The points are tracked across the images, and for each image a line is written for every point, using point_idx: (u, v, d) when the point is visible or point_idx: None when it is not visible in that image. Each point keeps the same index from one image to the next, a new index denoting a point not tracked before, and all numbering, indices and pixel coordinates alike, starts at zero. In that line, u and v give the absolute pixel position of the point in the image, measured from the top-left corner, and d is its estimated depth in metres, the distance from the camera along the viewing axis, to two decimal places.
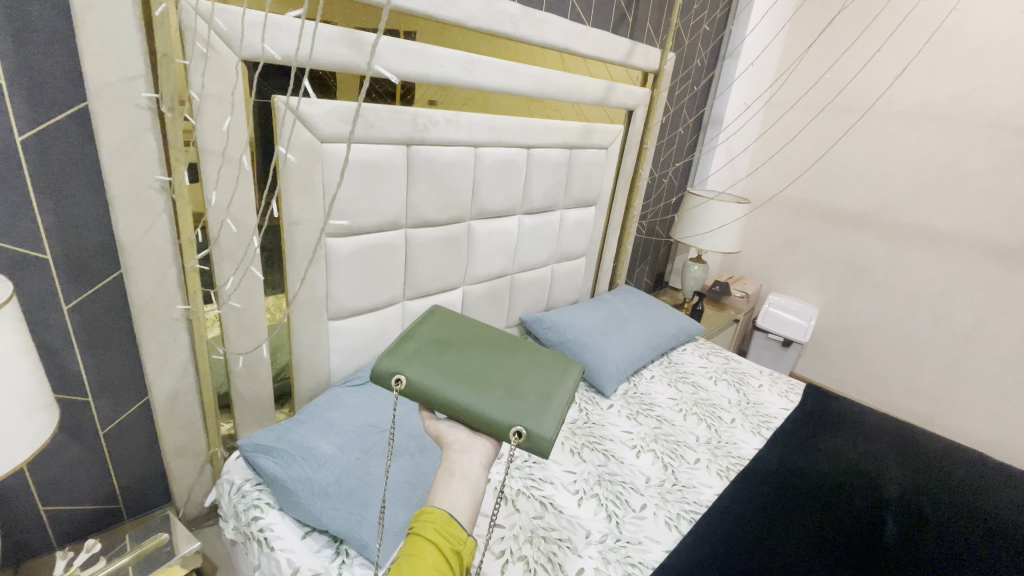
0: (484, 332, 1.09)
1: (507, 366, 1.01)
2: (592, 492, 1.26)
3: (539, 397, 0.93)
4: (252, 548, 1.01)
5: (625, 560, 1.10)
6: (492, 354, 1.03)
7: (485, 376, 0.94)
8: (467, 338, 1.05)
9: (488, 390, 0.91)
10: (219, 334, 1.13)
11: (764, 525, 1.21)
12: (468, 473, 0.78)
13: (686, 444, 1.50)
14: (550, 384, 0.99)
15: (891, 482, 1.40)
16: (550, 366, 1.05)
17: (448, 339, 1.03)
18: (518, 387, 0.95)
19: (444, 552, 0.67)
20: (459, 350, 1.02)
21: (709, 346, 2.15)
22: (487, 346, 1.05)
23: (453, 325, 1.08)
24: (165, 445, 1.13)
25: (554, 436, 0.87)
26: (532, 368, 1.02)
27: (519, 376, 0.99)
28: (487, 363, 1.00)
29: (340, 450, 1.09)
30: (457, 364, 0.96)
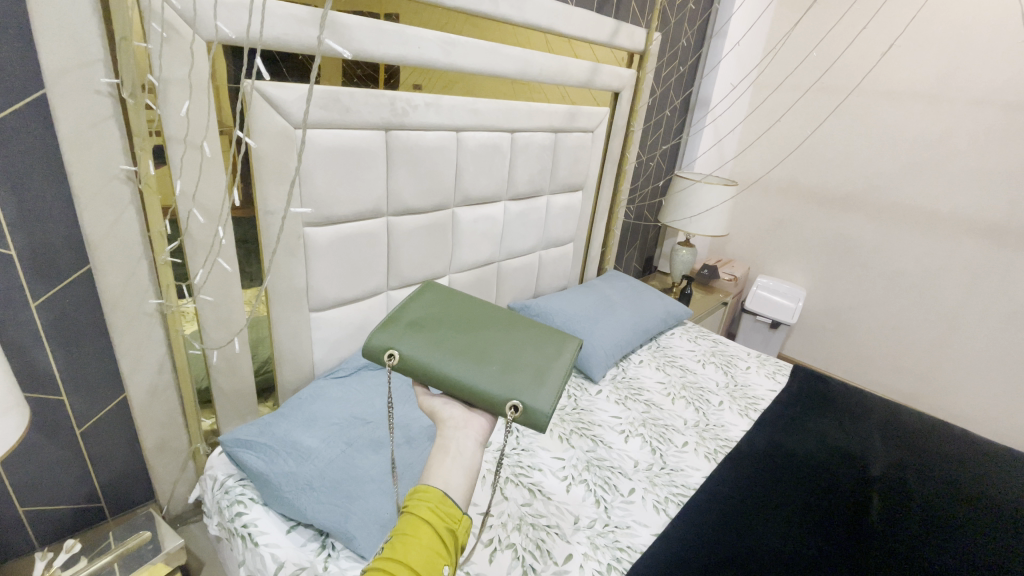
0: (481, 306, 1.07)
1: (505, 340, 0.99)
2: (581, 478, 1.27)
3: (536, 371, 0.92)
4: (236, 544, 0.99)
5: (613, 545, 1.11)
6: (489, 327, 1.02)
7: (481, 351, 0.94)
8: (463, 313, 1.04)
9: (484, 363, 0.90)
10: (196, 329, 1.10)
11: (751, 505, 1.23)
12: (463, 450, 0.78)
13: (674, 428, 1.51)
14: (549, 357, 0.98)
15: (877, 462, 1.42)
16: (549, 339, 1.04)
17: (443, 314, 1.02)
18: (515, 359, 0.94)
19: (439, 530, 0.67)
20: (455, 324, 1.00)
21: (698, 329, 2.15)
22: (484, 319, 1.03)
23: (448, 300, 1.06)
24: (146, 443, 1.11)
25: (551, 411, 0.87)
26: (530, 342, 1.00)
27: (518, 350, 0.98)
28: (485, 337, 0.99)
29: (324, 443, 1.08)
30: (454, 339, 0.95)
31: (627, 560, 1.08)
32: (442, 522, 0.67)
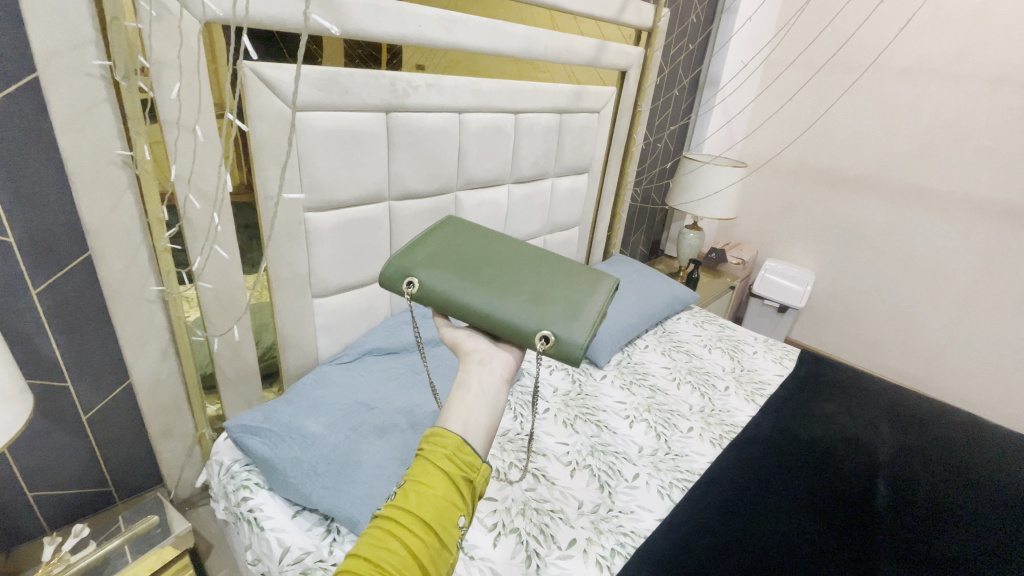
0: (508, 237, 1.01)
1: (534, 272, 0.95)
2: (584, 463, 1.26)
3: (569, 303, 0.89)
4: (242, 528, 1.00)
5: (617, 530, 1.11)
6: (517, 258, 0.97)
7: (508, 281, 0.90)
8: (489, 243, 0.99)
9: (512, 293, 0.87)
10: (198, 317, 1.10)
11: (755, 490, 1.22)
12: (485, 388, 0.72)
13: (679, 413, 1.50)
14: (582, 290, 0.93)
15: (884, 448, 1.41)
16: (582, 272, 0.98)
17: (467, 243, 0.97)
18: (545, 291, 0.90)
19: (455, 480, 0.62)
20: (480, 254, 0.96)
21: (704, 314, 2.13)
22: (511, 250, 0.98)
23: (471, 230, 1.00)
24: (151, 429, 1.11)
25: (585, 343, 0.84)
26: (561, 275, 0.96)
27: (548, 281, 0.94)
28: (512, 267, 0.94)
29: (329, 429, 1.08)
30: (479, 270, 0.91)
31: (630, 545, 1.08)
32: (458, 471, 0.63)
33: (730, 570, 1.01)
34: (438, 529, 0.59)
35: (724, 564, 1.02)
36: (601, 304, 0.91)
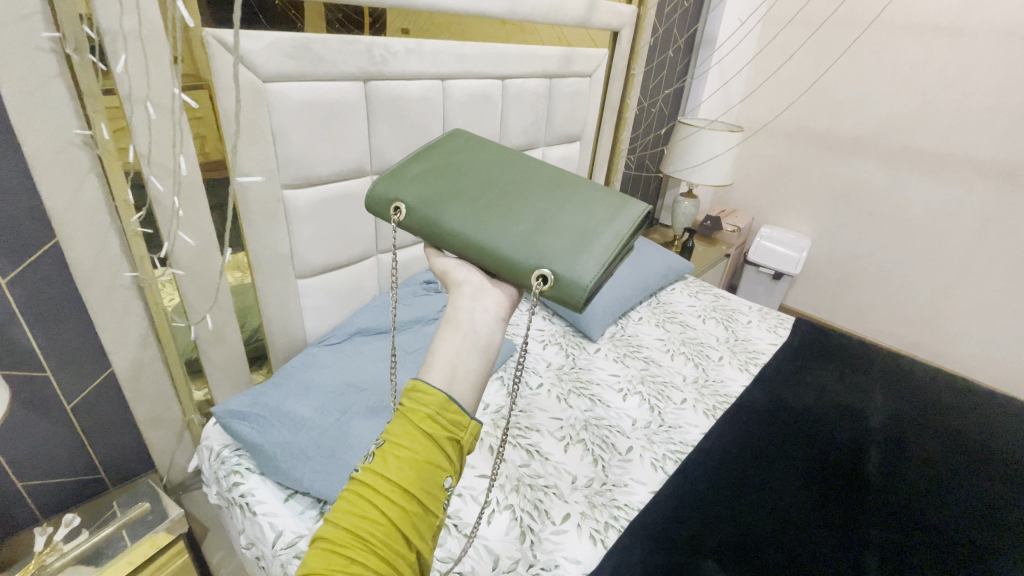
0: (519, 158, 0.91)
1: (541, 198, 0.84)
2: (578, 437, 1.26)
3: (577, 236, 0.78)
4: (235, 513, 1.00)
5: (611, 503, 1.11)
6: (525, 182, 0.86)
7: (510, 210, 0.81)
8: (495, 166, 0.89)
9: (511, 223, 0.78)
10: (178, 303, 1.06)
11: (749, 459, 1.23)
12: (476, 327, 0.69)
13: (673, 384, 1.49)
14: (598, 219, 0.81)
15: (876, 414, 1.42)
16: (603, 202, 0.85)
17: (469, 166, 0.88)
18: (552, 221, 0.80)
19: (438, 440, 0.60)
20: (482, 179, 0.87)
21: (698, 283, 2.11)
22: (520, 175, 0.87)
23: (477, 151, 0.91)
24: (138, 416, 1.09)
25: (592, 284, 0.73)
26: (576, 202, 0.84)
27: (557, 210, 0.82)
28: (516, 193, 0.84)
29: (318, 412, 1.07)
30: (477, 196, 0.83)
31: (624, 518, 1.08)
32: (443, 432, 0.60)
33: (721, 539, 1.02)
34: (420, 493, 0.57)
35: (716, 533, 1.03)
36: (618, 239, 0.78)
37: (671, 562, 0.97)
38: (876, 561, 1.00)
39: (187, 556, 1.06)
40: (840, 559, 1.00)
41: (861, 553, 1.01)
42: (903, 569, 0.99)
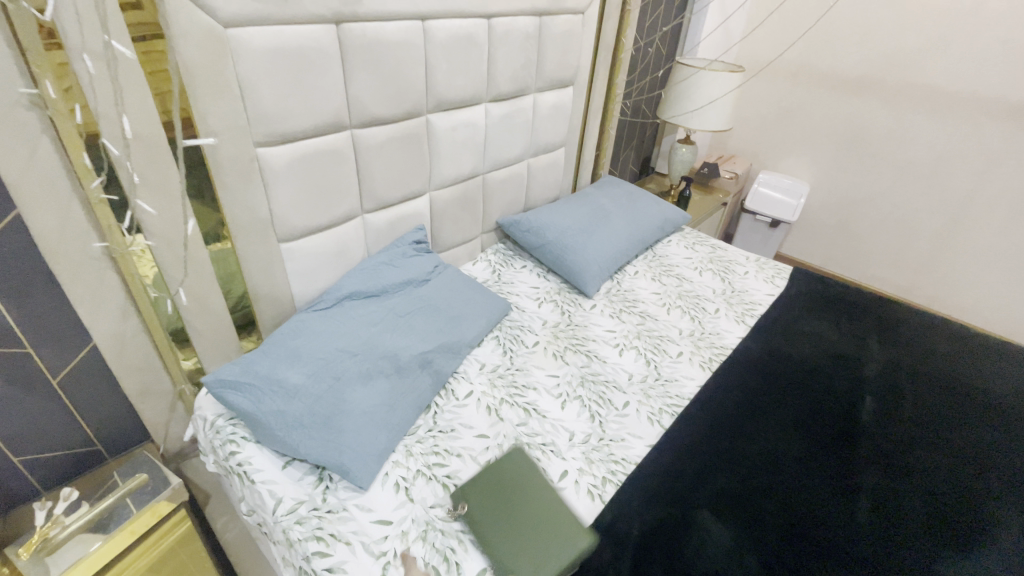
0: (545, 496, 0.96)
1: (522, 516, 0.92)
2: (575, 394, 1.25)
3: (520, 548, 0.87)
4: (234, 481, 0.99)
5: (608, 458, 1.11)
6: (527, 502, 0.95)
7: (493, 517, 0.92)
8: (521, 486, 0.97)
9: (489, 524, 0.91)
10: (155, 273, 1.02)
11: (745, 411, 1.24)
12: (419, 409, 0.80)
13: (669, 338, 1.48)
14: (550, 542, 0.88)
15: (871, 364, 1.43)
16: (565, 532, 0.90)
17: (502, 483, 0.97)
18: (512, 534, 0.89)
19: None
20: (503, 491, 0.96)
21: (695, 234, 2.07)
22: (532, 493, 0.97)
23: (524, 478, 0.99)
24: (127, 389, 1.06)
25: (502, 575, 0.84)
26: (548, 531, 0.90)
27: (527, 526, 0.90)
28: (511, 507, 0.93)
29: (311, 379, 1.04)
30: (488, 497, 0.94)
31: (622, 472, 1.09)
32: None
33: (718, 490, 1.04)
34: None
35: (712, 485, 1.05)
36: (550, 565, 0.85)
37: (668, 513, 0.99)
38: (867, 508, 1.03)
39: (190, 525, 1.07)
40: (831, 506, 1.02)
41: (853, 500, 1.04)
42: (891, 514, 1.02)
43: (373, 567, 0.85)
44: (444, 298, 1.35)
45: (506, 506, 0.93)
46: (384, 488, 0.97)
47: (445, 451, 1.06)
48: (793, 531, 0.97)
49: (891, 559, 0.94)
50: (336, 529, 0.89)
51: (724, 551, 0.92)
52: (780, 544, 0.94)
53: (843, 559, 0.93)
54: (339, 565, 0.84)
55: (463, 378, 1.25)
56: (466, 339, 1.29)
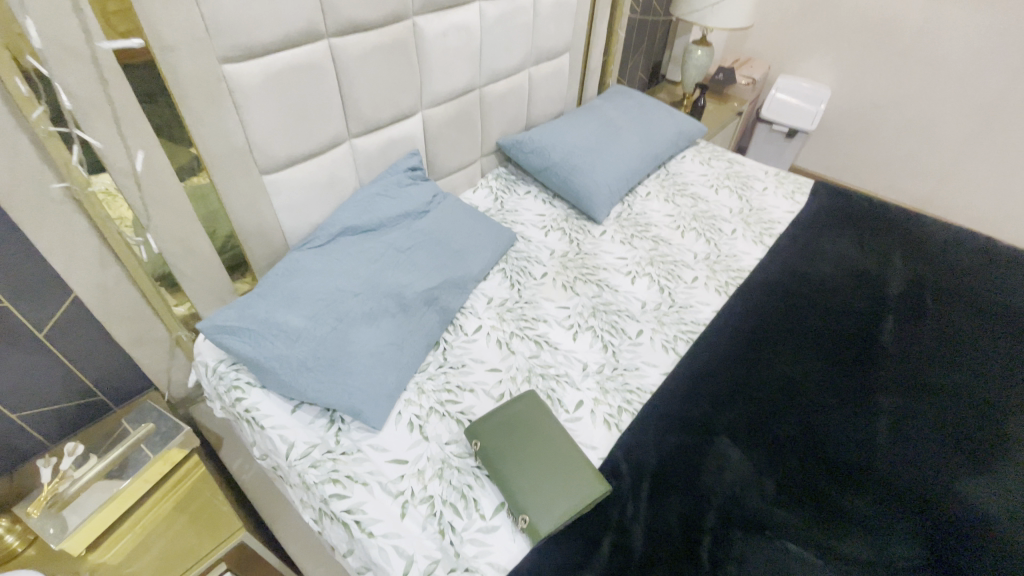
0: (558, 439, 0.91)
1: (537, 467, 0.87)
2: (587, 324, 1.19)
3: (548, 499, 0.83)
4: (243, 426, 0.97)
5: (623, 388, 1.08)
6: (542, 449, 0.89)
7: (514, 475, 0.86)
8: (534, 433, 0.91)
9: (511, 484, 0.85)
10: (129, 216, 0.93)
11: (763, 336, 1.20)
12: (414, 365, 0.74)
13: (684, 263, 1.41)
14: (571, 492, 0.84)
15: (894, 283, 1.37)
16: (583, 479, 0.86)
17: (514, 431, 0.91)
18: (538, 488, 0.85)
19: None
20: (517, 443, 0.90)
21: (710, 149, 1.93)
22: (546, 440, 0.91)
23: (535, 425, 0.93)
24: (119, 338, 1.01)
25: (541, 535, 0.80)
26: (564, 478, 0.86)
27: (547, 479, 0.86)
28: (527, 459, 0.88)
29: (312, 321, 0.98)
30: (505, 454, 0.88)
31: (638, 402, 1.05)
32: None
33: (735, 417, 1.02)
34: None
35: (729, 412, 1.03)
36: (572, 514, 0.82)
37: (685, 442, 0.97)
38: (886, 429, 1.01)
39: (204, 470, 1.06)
40: (850, 429, 1.01)
41: (872, 422, 1.03)
42: (910, 434, 1.01)
43: (392, 506, 0.84)
44: (445, 229, 1.26)
45: (521, 458, 0.87)
46: (397, 428, 0.95)
47: (457, 388, 1.03)
48: (811, 454, 0.96)
49: (909, 478, 0.93)
50: (352, 471, 0.88)
51: (742, 478, 0.92)
52: (797, 467, 0.94)
53: (861, 480, 0.93)
54: (357, 506, 0.83)
55: (471, 314, 1.19)
56: (471, 273, 1.22)
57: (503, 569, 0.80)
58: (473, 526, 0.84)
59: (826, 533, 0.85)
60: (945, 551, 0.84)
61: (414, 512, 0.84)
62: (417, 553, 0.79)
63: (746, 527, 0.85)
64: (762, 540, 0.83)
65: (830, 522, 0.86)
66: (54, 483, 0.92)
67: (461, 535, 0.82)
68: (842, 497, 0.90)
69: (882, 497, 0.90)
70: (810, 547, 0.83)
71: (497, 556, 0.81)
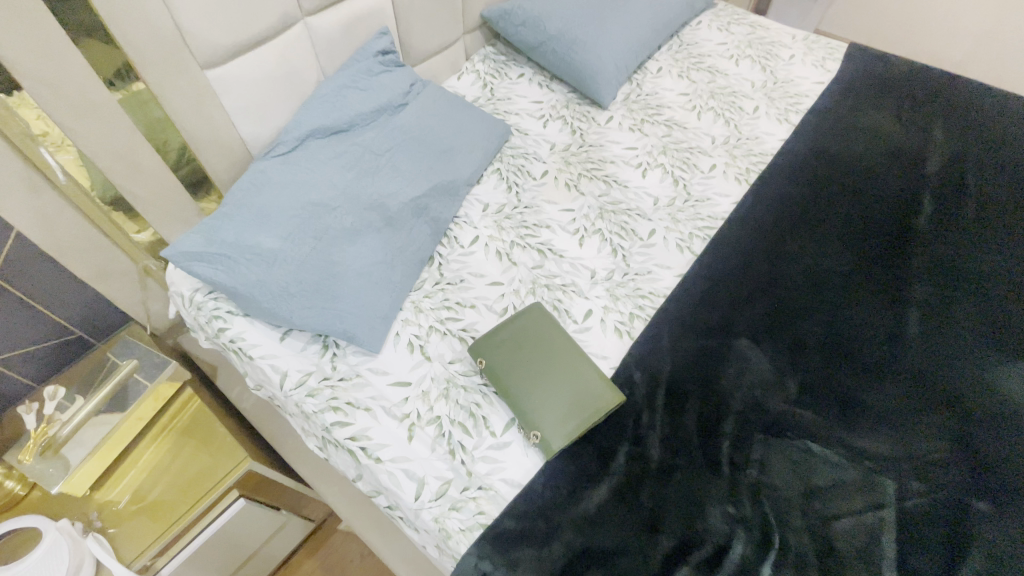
0: (568, 352, 0.85)
1: (549, 382, 0.82)
2: (594, 227, 1.08)
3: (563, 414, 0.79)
4: (232, 357, 0.91)
5: (635, 294, 1.00)
6: (553, 364, 0.84)
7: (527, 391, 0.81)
8: (544, 348, 0.85)
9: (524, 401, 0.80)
10: (48, 128, 0.77)
11: (787, 227, 1.10)
12: None
13: (701, 150, 1.25)
14: (586, 404, 0.80)
15: (934, 158, 1.23)
16: (597, 391, 0.82)
17: (523, 348, 0.85)
18: (551, 403, 0.80)
19: None
20: (526, 359, 0.84)
21: (730, 11, 1.66)
22: (557, 355, 0.85)
23: (544, 340, 0.86)
24: (78, 272, 0.92)
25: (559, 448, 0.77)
26: (578, 391, 0.81)
27: (561, 393, 0.81)
28: (538, 375, 0.82)
29: (289, 242, 0.87)
30: (515, 371, 0.83)
31: (651, 307, 0.98)
32: None
33: (756, 318, 0.96)
34: None
35: (750, 312, 0.96)
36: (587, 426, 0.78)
37: (702, 346, 0.92)
38: (916, 320, 0.95)
39: (200, 404, 1.03)
40: (879, 322, 0.95)
41: (902, 314, 0.96)
42: (942, 324, 0.95)
43: (398, 430, 0.81)
44: (429, 126, 1.10)
45: (532, 374, 0.82)
46: (397, 350, 0.89)
47: (456, 305, 0.96)
48: (836, 352, 0.91)
49: (938, 370, 0.89)
50: (353, 398, 0.83)
51: (763, 379, 0.87)
52: (821, 366, 0.89)
53: (887, 374, 0.89)
54: (362, 433, 0.80)
55: (466, 223, 1.08)
56: (462, 176, 1.09)
57: (518, 484, 0.78)
58: (484, 444, 0.81)
59: (849, 430, 0.82)
60: (970, 441, 0.81)
61: (422, 434, 0.80)
62: (428, 475, 0.77)
63: (766, 429, 0.82)
64: (783, 441, 0.81)
65: (853, 419, 0.83)
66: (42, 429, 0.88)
67: (472, 454, 0.80)
68: (867, 393, 0.86)
69: (909, 391, 0.87)
70: (832, 445, 0.81)
71: (510, 472, 0.79)
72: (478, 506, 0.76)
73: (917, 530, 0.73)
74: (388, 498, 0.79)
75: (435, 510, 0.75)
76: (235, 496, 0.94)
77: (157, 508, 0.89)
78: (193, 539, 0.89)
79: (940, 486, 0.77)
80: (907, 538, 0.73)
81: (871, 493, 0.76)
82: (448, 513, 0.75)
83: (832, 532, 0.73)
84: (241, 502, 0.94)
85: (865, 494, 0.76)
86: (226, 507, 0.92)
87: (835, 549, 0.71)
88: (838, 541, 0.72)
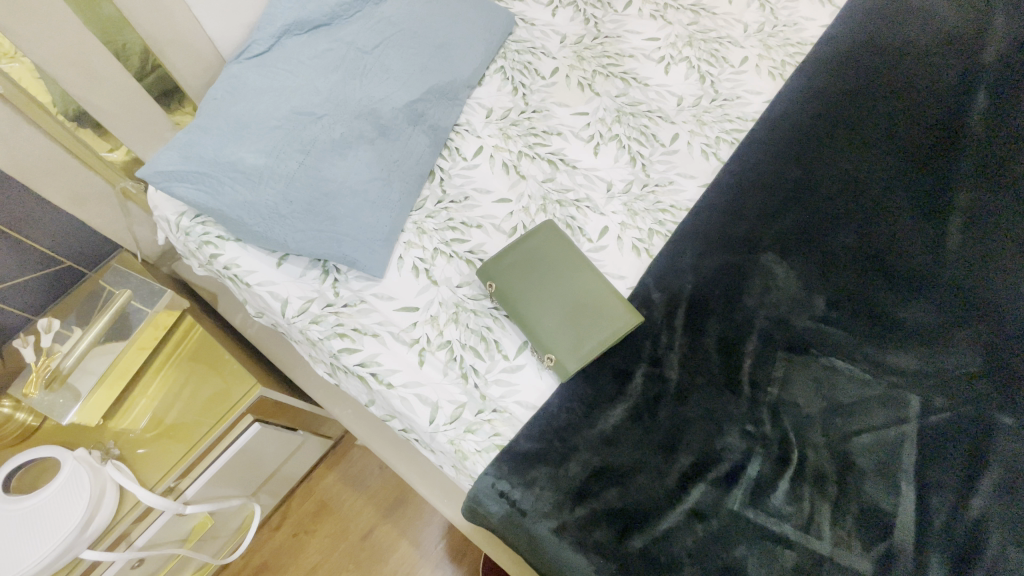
0: (581, 272, 0.80)
1: (562, 305, 0.77)
2: (610, 134, 0.98)
3: (576, 336, 0.76)
4: (229, 283, 0.86)
5: (655, 208, 0.92)
6: (566, 285, 0.79)
7: (539, 315, 0.77)
8: (554, 270, 0.80)
9: (537, 325, 0.76)
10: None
11: (824, 130, 0.99)
12: None
13: (732, 40, 1.10)
14: (599, 325, 0.77)
15: (996, 44, 1.07)
16: (610, 311, 0.78)
17: (535, 272, 0.80)
18: (565, 326, 0.76)
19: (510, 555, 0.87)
20: (538, 282, 0.79)
21: None
22: (568, 275, 0.80)
23: (557, 261, 0.81)
24: (53, 199, 0.84)
25: (571, 370, 0.74)
26: (591, 313, 0.77)
27: (573, 315, 0.77)
28: (549, 297, 0.78)
29: (273, 157, 0.78)
30: (527, 295, 0.78)
31: (672, 223, 0.91)
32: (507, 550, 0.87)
33: (784, 230, 0.89)
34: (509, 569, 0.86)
35: (777, 223, 0.89)
36: (601, 346, 0.75)
37: (725, 262, 0.86)
38: (957, 230, 0.88)
39: (201, 331, 1.01)
40: (916, 233, 0.88)
41: (943, 222, 0.89)
42: (986, 233, 0.88)
43: (408, 355, 0.78)
44: (423, 16, 0.96)
45: (543, 297, 0.78)
46: (401, 274, 0.84)
47: (462, 225, 0.89)
48: (868, 265, 0.86)
49: (975, 283, 0.84)
50: (359, 324, 0.80)
51: (790, 295, 0.83)
52: (852, 281, 0.84)
53: (921, 288, 0.83)
54: (371, 358, 0.77)
55: (468, 132, 0.98)
56: (462, 77, 0.97)
57: (532, 406, 0.77)
58: (497, 367, 0.78)
59: (876, 347, 0.79)
60: (1003, 356, 0.78)
61: (433, 358, 0.78)
62: (442, 399, 0.75)
63: (790, 347, 0.79)
64: (806, 360, 0.78)
65: (881, 334, 0.80)
66: (43, 360, 0.86)
67: (485, 377, 0.78)
68: (896, 308, 0.82)
69: (942, 305, 0.82)
70: (859, 362, 0.78)
71: (524, 395, 0.77)
72: (493, 428, 0.75)
73: (938, 445, 0.72)
74: (402, 422, 0.78)
75: (451, 432, 0.74)
76: (250, 420, 0.93)
77: (173, 434, 0.90)
78: (214, 463, 0.89)
79: (966, 400, 0.75)
80: (927, 452, 0.72)
81: (894, 409, 0.74)
82: (463, 435, 0.74)
83: (852, 447, 0.72)
84: (257, 426, 0.93)
85: (888, 409, 0.74)
86: (242, 432, 0.92)
87: (853, 463, 0.71)
88: (857, 455, 0.72)
